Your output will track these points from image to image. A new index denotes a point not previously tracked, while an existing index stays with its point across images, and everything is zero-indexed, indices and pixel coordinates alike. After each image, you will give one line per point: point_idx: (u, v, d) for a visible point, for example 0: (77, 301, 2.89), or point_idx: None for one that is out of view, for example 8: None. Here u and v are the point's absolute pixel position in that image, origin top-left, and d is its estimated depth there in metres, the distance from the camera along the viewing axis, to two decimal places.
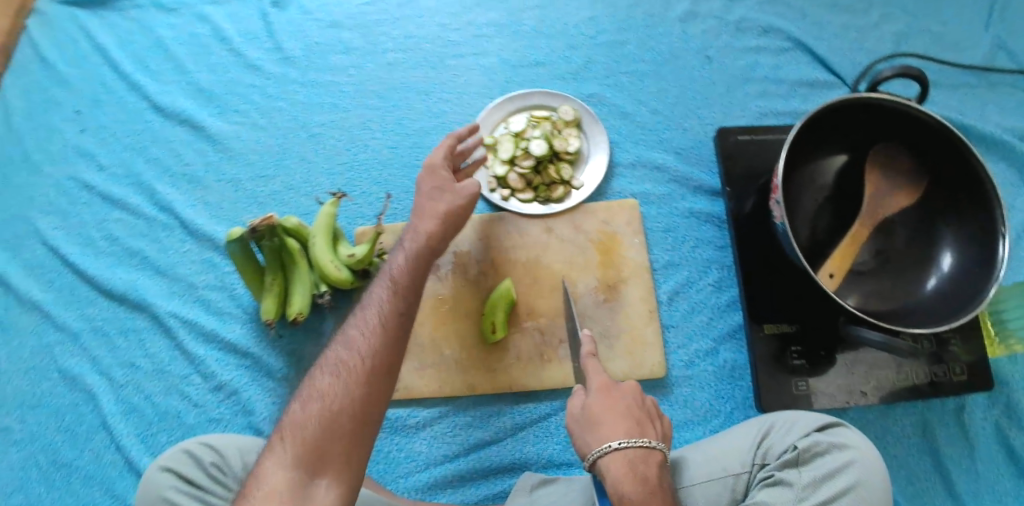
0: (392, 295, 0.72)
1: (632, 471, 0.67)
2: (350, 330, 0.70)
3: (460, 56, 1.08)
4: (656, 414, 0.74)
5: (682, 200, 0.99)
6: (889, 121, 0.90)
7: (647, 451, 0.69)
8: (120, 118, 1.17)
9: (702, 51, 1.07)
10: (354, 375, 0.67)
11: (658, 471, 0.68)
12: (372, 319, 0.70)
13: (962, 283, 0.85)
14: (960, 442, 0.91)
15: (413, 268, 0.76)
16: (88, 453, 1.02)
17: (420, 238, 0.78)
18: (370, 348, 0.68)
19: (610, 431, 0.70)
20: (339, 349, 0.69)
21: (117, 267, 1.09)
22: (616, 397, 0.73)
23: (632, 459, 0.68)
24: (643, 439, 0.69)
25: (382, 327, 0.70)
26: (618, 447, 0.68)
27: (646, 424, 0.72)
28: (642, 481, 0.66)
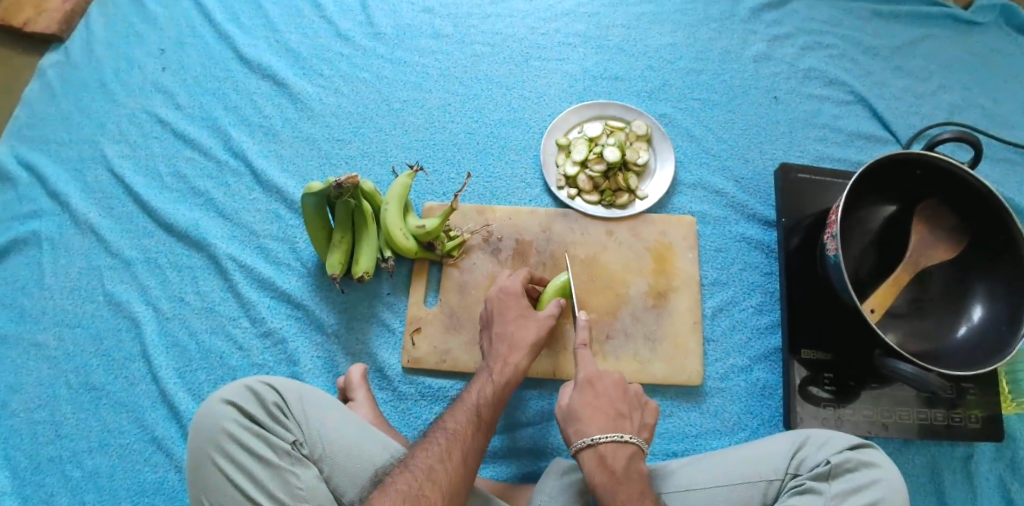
0: (483, 419, 0.80)
1: (602, 463, 0.75)
2: (440, 449, 0.75)
3: (545, 59, 1.16)
4: (638, 407, 0.81)
5: (735, 225, 1.05)
6: (941, 180, 0.96)
7: (619, 444, 0.76)
8: (203, 63, 1.21)
9: (770, 92, 1.15)
10: (469, 407, 0.81)
11: (626, 462, 0.75)
12: (464, 440, 0.77)
13: (989, 337, 0.91)
14: (965, 489, 0.96)
15: (502, 392, 0.84)
16: (122, 379, 1.01)
17: (511, 362, 0.86)
18: (458, 474, 0.74)
19: (587, 427, 0.78)
20: (427, 466, 0.73)
21: (181, 204, 1.11)
22: (599, 393, 0.81)
23: (603, 451, 0.76)
24: (617, 434, 0.77)
25: (475, 404, 0.81)
26: (593, 443, 0.76)
27: (625, 417, 0.79)
28: (610, 474, 0.74)
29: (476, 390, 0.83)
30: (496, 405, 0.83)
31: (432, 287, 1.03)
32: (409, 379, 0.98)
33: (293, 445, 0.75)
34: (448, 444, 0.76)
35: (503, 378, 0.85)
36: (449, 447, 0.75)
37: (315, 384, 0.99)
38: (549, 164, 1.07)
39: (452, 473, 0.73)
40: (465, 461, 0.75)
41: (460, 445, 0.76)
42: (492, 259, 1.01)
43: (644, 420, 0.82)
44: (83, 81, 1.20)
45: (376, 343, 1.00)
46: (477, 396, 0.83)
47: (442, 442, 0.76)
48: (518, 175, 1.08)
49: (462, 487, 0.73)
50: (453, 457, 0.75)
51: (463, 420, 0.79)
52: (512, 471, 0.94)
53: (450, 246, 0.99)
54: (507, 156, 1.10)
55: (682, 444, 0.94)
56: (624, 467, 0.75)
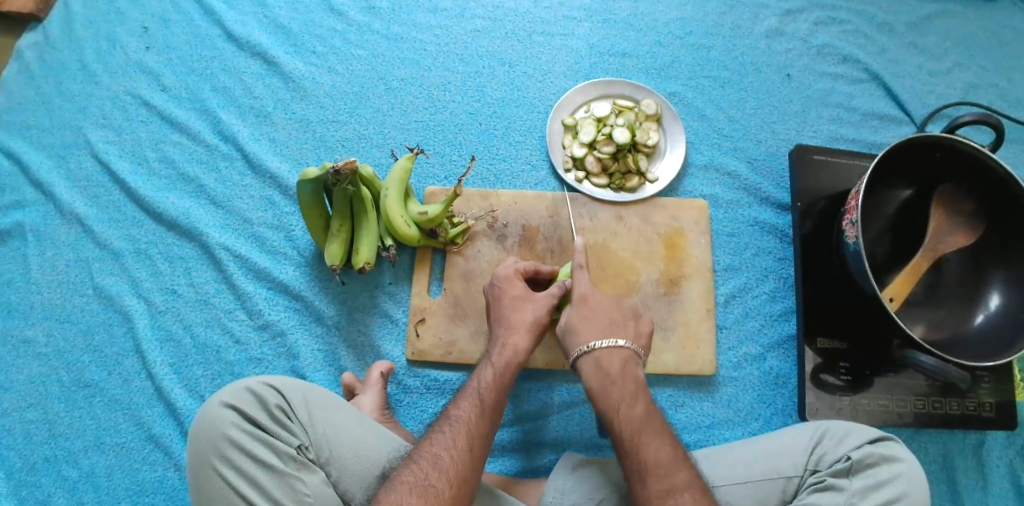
0: (487, 404, 0.76)
1: (598, 368, 0.81)
2: (443, 438, 0.73)
3: (549, 34, 1.11)
4: (633, 319, 0.85)
5: (749, 208, 1.02)
6: (961, 163, 0.92)
7: (612, 350, 0.82)
8: (188, 40, 1.14)
9: (783, 70, 1.11)
10: (470, 396, 0.77)
11: (620, 366, 0.82)
12: (468, 429, 0.74)
13: (1006, 325, 0.90)
14: (976, 475, 0.96)
15: (505, 375, 0.80)
16: (115, 376, 0.98)
17: (510, 343, 0.82)
18: (465, 463, 0.71)
19: (585, 336, 0.83)
20: (431, 458, 0.71)
21: (169, 191, 1.06)
22: (594, 307, 0.86)
23: (600, 358, 0.82)
24: (612, 339, 0.83)
25: (477, 392, 0.78)
26: (590, 350, 0.82)
27: (620, 327, 0.84)
28: (604, 375, 0.81)
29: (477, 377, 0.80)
30: (500, 388, 0.78)
31: (435, 276, 0.99)
32: (414, 372, 0.95)
33: (299, 449, 0.72)
34: (451, 432, 0.73)
35: (503, 361, 0.81)
36: (453, 434, 0.73)
37: (316, 378, 0.95)
38: (555, 146, 1.03)
39: (458, 463, 0.71)
40: (470, 450, 0.72)
41: (464, 432, 0.73)
42: (497, 245, 0.97)
43: (641, 328, 0.87)
44: (61, 60, 1.13)
45: (379, 334, 0.97)
46: (479, 381, 0.79)
47: (444, 431, 0.73)
48: (523, 157, 1.04)
49: (470, 476, 0.71)
50: (458, 445, 0.72)
51: (467, 408, 0.76)
52: (520, 464, 0.92)
53: (454, 233, 0.94)
54: (512, 137, 1.05)
55: (694, 435, 0.92)
56: (620, 371, 0.81)
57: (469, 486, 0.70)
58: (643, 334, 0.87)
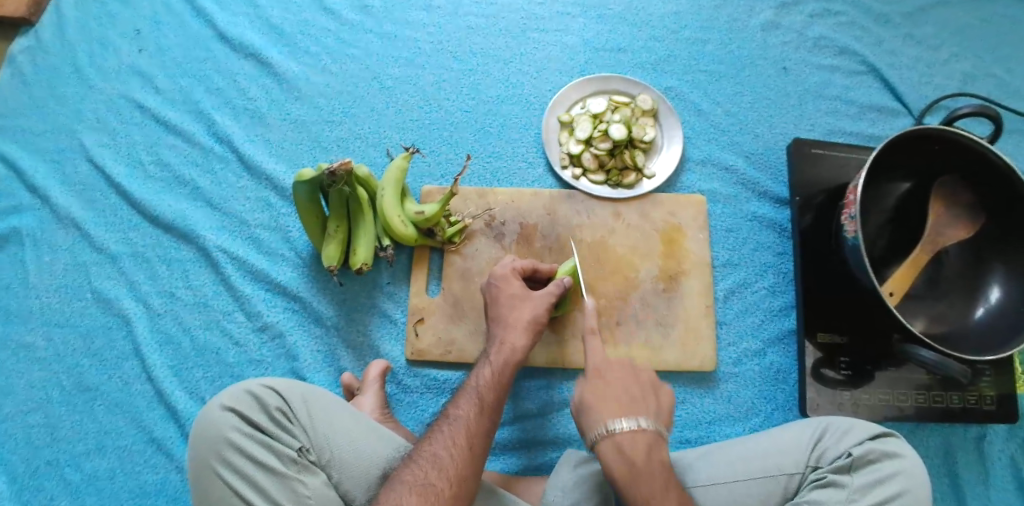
0: (487, 403, 0.76)
1: (621, 456, 0.69)
2: (443, 437, 0.73)
3: (544, 30, 1.10)
4: (655, 392, 0.73)
5: (747, 203, 1.02)
6: (959, 155, 0.91)
7: (635, 433, 0.70)
8: (182, 42, 1.13)
9: (780, 63, 1.10)
10: (468, 395, 0.77)
11: (646, 451, 0.69)
12: (468, 428, 0.73)
13: (1007, 317, 0.89)
14: (977, 468, 0.96)
15: (504, 373, 0.80)
16: (115, 380, 0.98)
17: (509, 342, 0.83)
18: (465, 461, 0.71)
19: (603, 416, 0.71)
20: (431, 457, 0.71)
21: (165, 194, 1.06)
22: (608, 383, 0.74)
23: (621, 442, 0.69)
24: (634, 419, 0.70)
25: (475, 391, 0.77)
26: (609, 432, 0.70)
27: (642, 403, 0.72)
28: (630, 465, 0.68)
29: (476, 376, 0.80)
30: (500, 386, 0.78)
31: (433, 276, 0.99)
32: (413, 372, 0.94)
33: (300, 451, 0.71)
34: (450, 432, 0.73)
35: (502, 359, 0.81)
36: (453, 433, 0.73)
37: (315, 380, 0.95)
38: (551, 142, 1.02)
39: (458, 461, 0.71)
40: (470, 449, 0.72)
41: (464, 431, 0.73)
42: (495, 244, 0.97)
43: (662, 404, 0.75)
44: (54, 64, 1.12)
45: (377, 335, 0.97)
46: (478, 380, 0.79)
47: (444, 431, 0.73)
48: (520, 154, 1.03)
49: (470, 474, 0.71)
50: (458, 444, 0.72)
51: (466, 407, 0.76)
52: (521, 463, 0.92)
53: (451, 232, 0.94)
54: (508, 134, 1.05)
55: (695, 431, 0.92)
56: (645, 458, 0.69)
57: (469, 483, 0.70)
58: (666, 411, 0.74)
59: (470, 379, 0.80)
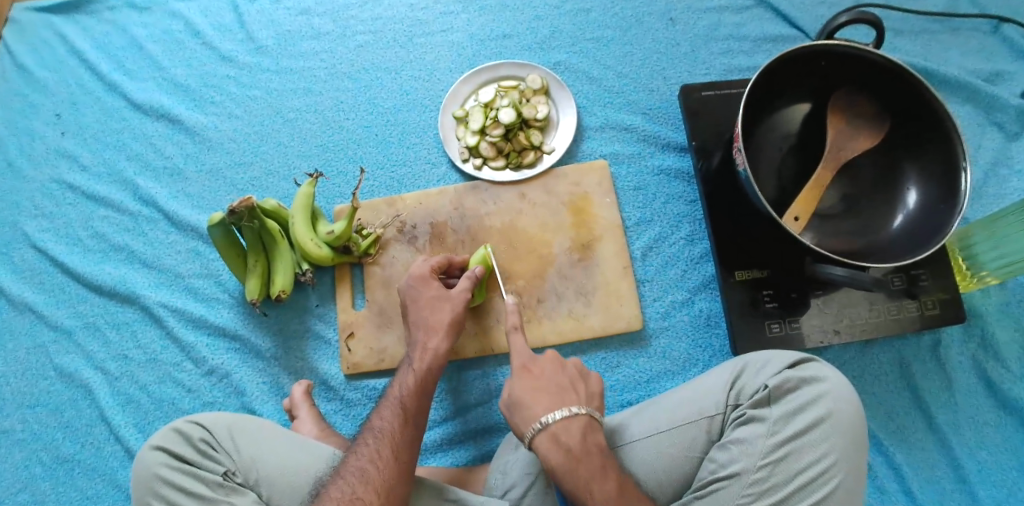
0: (410, 410, 0.79)
1: (559, 447, 0.71)
2: (369, 451, 0.75)
3: (429, 34, 1.12)
4: (583, 379, 0.77)
5: (651, 158, 1.02)
6: (850, 66, 0.90)
7: (569, 421, 0.72)
8: (100, 118, 1.18)
9: (666, 14, 1.10)
10: (394, 406, 0.80)
11: (580, 438, 0.72)
12: (392, 438, 0.76)
13: (928, 218, 0.87)
14: (938, 377, 0.94)
15: (425, 379, 0.82)
16: (89, 446, 1.03)
17: (430, 347, 0.85)
18: (389, 471, 0.73)
19: (535, 409, 0.74)
20: (358, 472, 0.73)
21: (105, 263, 1.11)
22: (538, 378, 0.77)
23: (556, 433, 0.72)
24: (565, 409, 0.73)
25: (400, 405, 0.79)
26: (544, 426, 0.72)
27: (571, 392, 0.75)
28: (566, 453, 0.71)
29: (403, 386, 0.82)
30: (420, 391, 0.81)
31: (358, 290, 1.02)
32: (353, 385, 0.98)
33: (225, 475, 0.76)
34: (376, 444, 0.75)
35: (424, 365, 0.83)
36: (378, 446, 0.75)
37: (266, 410, 0.99)
38: (450, 139, 1.04)
39: (385, 472, 0.73)
40: (396, 459, 0.74)
41: (388, 443, 0.75)
42: (410, 248, 0.99)
43: (592, 391, 0.78)
44: None
45: (315, 357, 1.00)
46: (401, 389, 0.81)
47: (370, 444, 0.75)
48: (422, 157, 1.05)
49: (400, 477, 0.73)
50: (382, 456, 0.74)
51: (390, 418, 0.78)
52: (470, 454, 0.93)
53: (364, 246, 0.96)
54: (408, 140, 1.07)
55: (634, 392, 0.92)
56: (580, 443, 0.72)
57: (398, 488, 0.73)
58: (596, 396, 0.78)
59: (396, 388, 0.82)
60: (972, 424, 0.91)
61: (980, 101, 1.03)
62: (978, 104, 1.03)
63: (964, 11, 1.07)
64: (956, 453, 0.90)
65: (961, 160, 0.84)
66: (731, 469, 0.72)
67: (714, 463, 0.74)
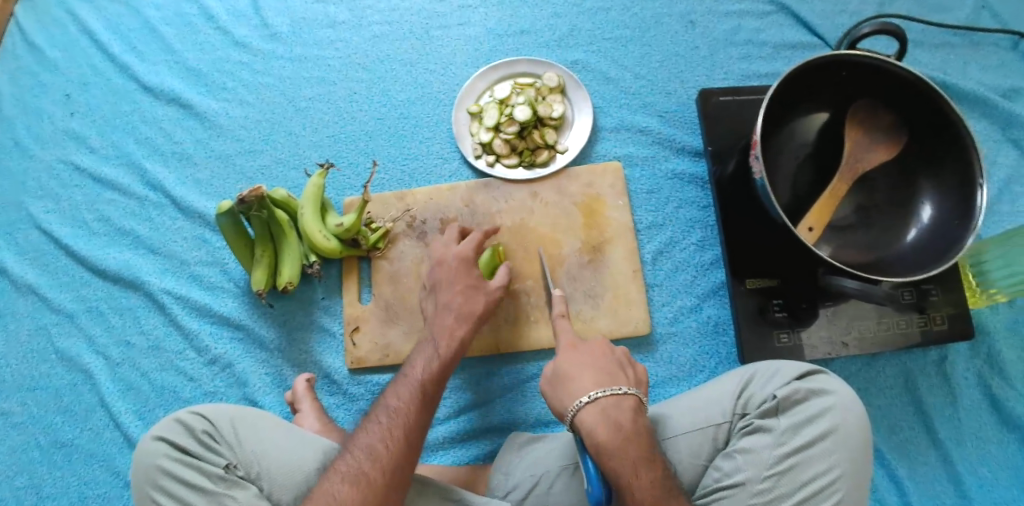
0: (426, 394, 0.77)
1: (606, 420, 0.72)
2: (380, 429, 0.73)
3: (446, 27, 1.11)
4: (630, 363, 0.78)
5: (666, 162, 1.01)
6: (869, 77, 0.89)
7: (619, 399, 0.73)
8: (109, 100, 1.17)
9: (686, 16, 1.08)
10: (410, 386, 0.77)
11: (632, 418, 0.73)
12: (405, 418, 0.74)
13: (941, 234, 0.86)
14: (944, 393, 0.93)
15: (447, 366, 0.80)
16: (88, 431, 1.03)
17: (457, 334, 0.82)
18: (398, 452, 0.71)
19: (581, 387, 0.75)
20: (367, 449, 0.71)
21: (111, 247, 1.10)
22: (583, 354, 0.79)
23: (608, 411, 0.72)
24: (615, 386, 0.74)
25: (418, 389, 0.77)
26: (590, 401, 0.73)
27: (620, 374, 0.76)
28: (617, 430, 0.71)
29: (422, 367, 0.79)
30: (441, 376, 0.79)
31: (365, 284, 1.01)
32: (357, 380, 0.97)
33: (227, 468, 0.76)
34: (388, 423, 0.73)
35: (448, 352, 0.81)
36: (390, 424, 0.73)
37: (267, 402, 0.99)
38: (463, 135, 1.03)
39: (395, 450, 0.71)
40: (405, 440, 0.72)
41: (401, 422, 0.73)
42: (419, 243, 0.99)
43: (636, 375, 0.79)
44: None
45: (319, 350, 0.99)
46: (420, 370, 0.79)
47: (381, 422, 0.74)
48: (434, 152, 1.05)
49: (410, 459, 0.72)
50: (393, 436, 0.72)
51: (406, 397, 0.76)
52: (473, 453, 0.93)
53: (373, 239, 0.96)
54: (421, 134, 1.06)
55: None
56: (631, 423, 0.72)
57: (404, 469, 0.71)
58: (641, 381, 0.79)
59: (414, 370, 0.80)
60: (975, 441, 0.91)
61: (998, 117, 1.02)
62: (996, 121, 1.02)
63: (987, 25, 1.06)
64: (959, 470, 0.90)
65: (978, 177, 0.83)
66: (735, 478, 0.72)
67: (718, 472, 0.73)
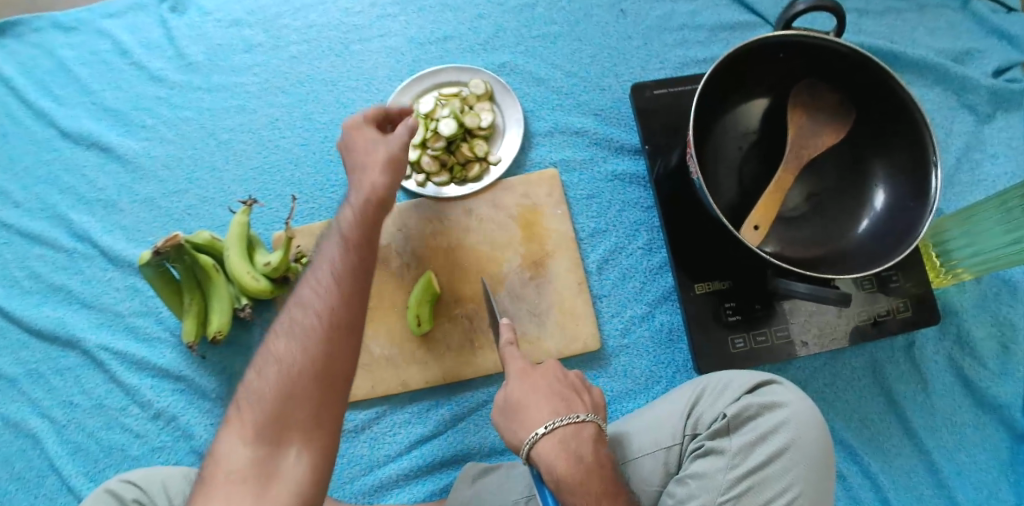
0: (353, 240, 0.70)
1: (565, 453, 0.62)
2: (308, 282, 0.68)
3: (366, 41, 1.05)
4: (586, 387, 0.69)
5: (605, 163, 0.96)
6: (810, 57, 0.83)
7: (578, 429, 0.64)
8: (29, 151, 1.10)
9: (616, 5, 1.02)
10: (337, 239, 0.71)
11: (594, 450, 0.64)
12: (334, 265, 0.68)
13: (896, 220, 0.81)
14: (913, 379, 0.89)
15: (373, 213, 0.73)
16: (42, 498, 0.98)
17: (373, 184, 0.75)
18: (331, 302, 0.66)
19: (538, 416, 0.65)
20: (298, 306, 0.67)
21: (43, 305, 1.04)
22: (537, 377, 0.68)
23: (567, 441, 0.63)
24: (572, 414, 0.65)
25: (345, 241, 0.71)
26: (546, 433, 0.63)
27: (577, 400, 0.67)
28: (579, 462, 0.62)
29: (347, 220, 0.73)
30: (367, 221, 0.73)
31: None
32: None
33: None
34: (316, 276, 0.68)
35: (369, 201, 0.74)
36: (319, 276, 0.68)
37: None
38: None
39: (328, 307, 0.66)
40: (338, 307, 0.66)
41: (328, 273, 0.68)
42: None
43: (595, 398, 0.70)
44: None
45: None
46: (343, 223, 0.72)
47: (309, 277, 0.68)
48: None
49: (351, 315, 0.66)
50: (323, 284, 0.67)
51: (333, 250, 0.70)
52: (429, 489, 0.88)
53: None
54: None
55: None
56: (593, 455, 0.63)
57: (346, 328, 0.65)
58: (599, 405, 0.70)
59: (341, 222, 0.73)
60: (950, 427, 0.87)
61: (950, 83, 0.96)
62: (949, 87, 0.96)
63: None
64: (934, 460, 0.85)
65: (931, 157, 0.78)
66: None
67: (673, 499, 0.69)
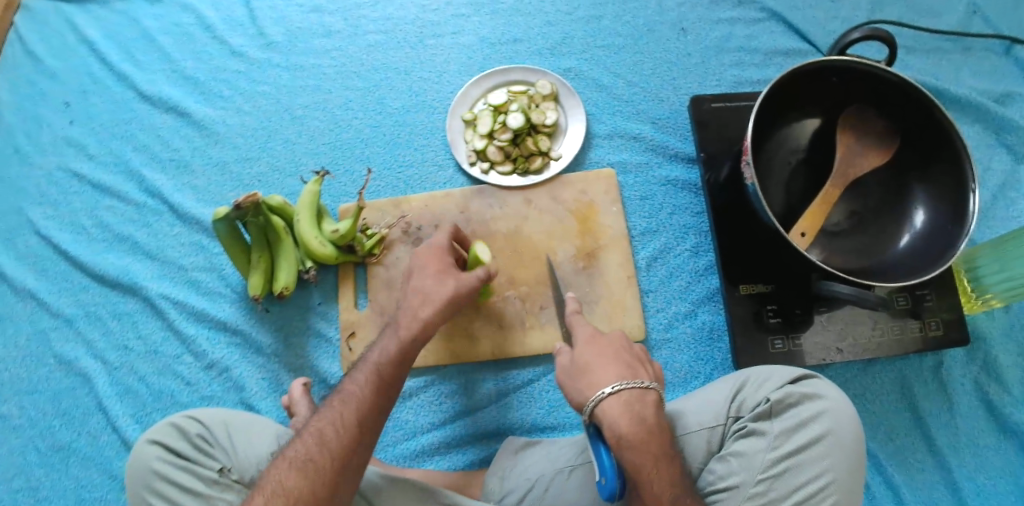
0: (384, 378, 0.75)
1: (628, 414, 0.64)
2: (331, 411, 0.72)
3: (439, 36, 1.12)
4: (649, 358, 0.71)
5: (659, 168, 1.02)
6: (861, 83, 0.89)
7: (642, 394, 0.66)
8: (108, 108, 1.17)
9: (678, 24, 1.09)
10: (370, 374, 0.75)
11: (655, 414, 0.66)
12: (358, 402, 0.72)
13: (934, 239, 0.87)
14: (939, 398, 0.93)
15: (410, 349, 0.77)
16: (87, 435, 1.02)
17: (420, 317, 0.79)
18: (349, 440, 0.70)
19: (603, 379, 0.67)
20: (315, 434, 0.71)
21: (108, 253, 1.09)
22: (601, 345, 0.71)
23: (632, 403, 0.65)
24: (637, 380, 0.67)
25: (374, 380, 0.74)
26: (612, 393, 0.65)
27: (641, 368, 0.69)
28: (642, 425, 0.64)
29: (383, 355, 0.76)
30: (401, 357, 0.76)
31: (361, 289, 1.03)
32: None
33: (221, 472, 0.77)
34: (339, 407, 0.72)
35: (410, 333, 0.78)
36: (342, 410, 0.72)
37: (263, 406, 1.00)
38: (457, 141, 1.04)
39: (346, 444, 0.70)
40: (350, 449, 0.70)
41: (353, 407, 0.72)
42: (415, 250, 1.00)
43: (651, 370, 0.72)
44: None
45: (316, 356, 1.01)
46: (380, 355, 0.77)
47: (333, 406, 0.73)
48: (429, 159, 1.06)
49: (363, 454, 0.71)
50: (344, 421, 0.71)
51: (363, 384, 0.74)
52: (470, 458, 0.92)
53: (369, 245, 0.97)
54: (416, 141, 1.08)
55: None
56: (654, 419, 0.66)
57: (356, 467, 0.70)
58: (655, 375, 0.72)
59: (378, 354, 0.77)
60: (971, 447, 0.91)
61: (989, 122, 1.02)
62: (988, 126, 1.02)
63: (978, 31, 1.06)
64: (955, 476, 0.89)
65: (971, 182, 0.83)
66: (730, 481, 0.72)
67: (713, 474, 0.73)
